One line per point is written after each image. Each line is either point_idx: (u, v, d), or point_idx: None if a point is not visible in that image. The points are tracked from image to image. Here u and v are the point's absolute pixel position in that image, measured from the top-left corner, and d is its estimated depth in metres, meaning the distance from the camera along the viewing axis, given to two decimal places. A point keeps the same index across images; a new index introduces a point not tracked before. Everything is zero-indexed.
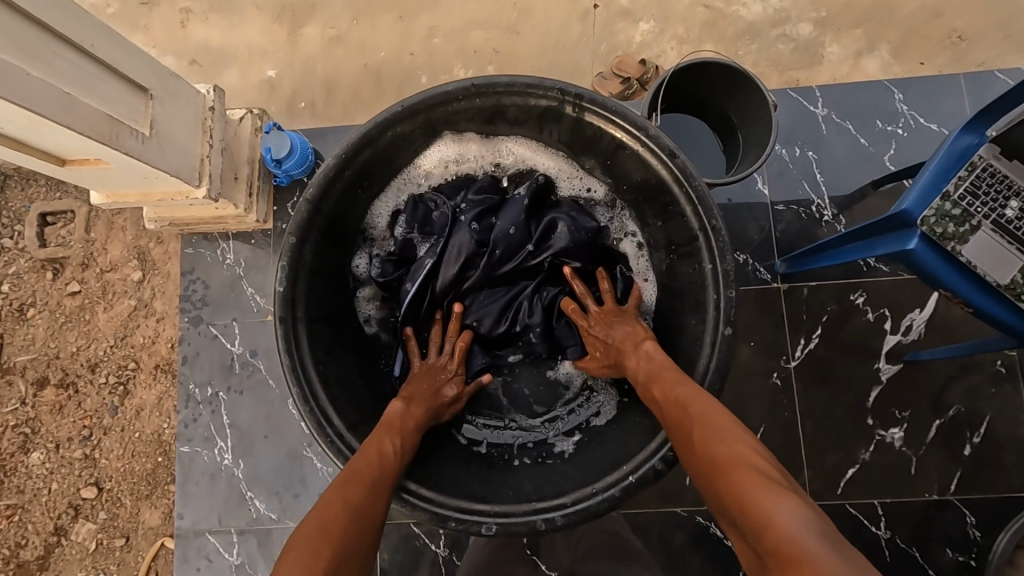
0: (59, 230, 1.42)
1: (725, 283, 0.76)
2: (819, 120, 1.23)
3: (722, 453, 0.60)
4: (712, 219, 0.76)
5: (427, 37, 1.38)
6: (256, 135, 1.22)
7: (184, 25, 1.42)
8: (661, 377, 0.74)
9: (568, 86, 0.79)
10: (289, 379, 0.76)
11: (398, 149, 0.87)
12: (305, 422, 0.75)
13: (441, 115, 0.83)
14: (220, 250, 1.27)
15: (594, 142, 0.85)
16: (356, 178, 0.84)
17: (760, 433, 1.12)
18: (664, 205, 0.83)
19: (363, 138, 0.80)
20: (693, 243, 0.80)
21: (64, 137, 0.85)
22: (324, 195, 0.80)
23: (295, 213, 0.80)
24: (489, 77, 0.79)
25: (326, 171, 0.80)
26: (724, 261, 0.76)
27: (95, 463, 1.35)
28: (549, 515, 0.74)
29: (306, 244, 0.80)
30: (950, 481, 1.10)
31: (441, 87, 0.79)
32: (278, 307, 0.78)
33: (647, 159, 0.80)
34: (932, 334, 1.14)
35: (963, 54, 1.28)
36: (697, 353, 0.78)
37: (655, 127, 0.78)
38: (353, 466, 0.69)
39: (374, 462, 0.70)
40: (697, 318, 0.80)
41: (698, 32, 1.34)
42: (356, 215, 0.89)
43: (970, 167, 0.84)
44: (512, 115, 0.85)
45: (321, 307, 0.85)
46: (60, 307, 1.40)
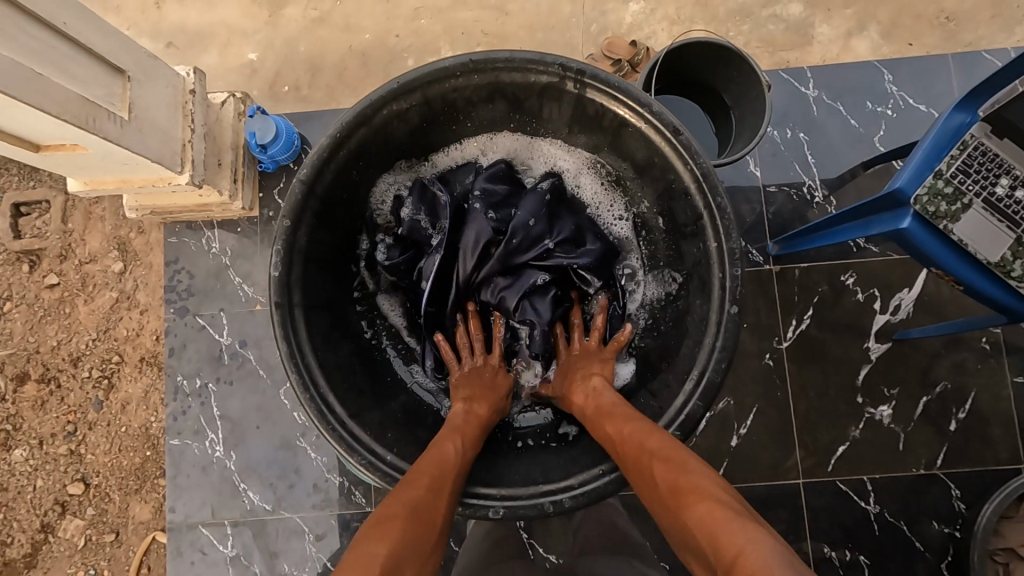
0: (34, 220, 1.37)
1: (730, 262, 0.75)
2: (810, 101, 1.23)
3: (681, 489, 0.61)
4: (716, 197, 0.75)
5: (414, 17, 1.34)
6: (240, 120, 1.18)
7: (160, 5, 1.36)
8: (618, 413, 0.75)
9: (569, 62, 0.77)
10: (288, 365, 0.75)
11: (397, 130, 0.84)
12: (305, 407, 0.74)
13: (439, 93, 0.80)
14: (205, 238, 1.24)
15: (595, 120, 0.84)
16: (352, 158, 0.82)
17: (754, 413, 1.14)
18: (668, 182, 0.82)
19: (357, 117, 0.78)
20: (697, 222, 0.79)
21: (38, 120, 0.81)
22: (318, 175, 0.78)
23: (289, 194, 0.77)
24: (486, 52, 0.77)
25: (320, 151, 0.78)
26: (729, 238, 0.75)
27: (81, 459, 1.32)
28: (556, 498, 0.75)
29: (301, 226, 0.78)
30: (936, 456, 1.13)
31: (438, 63, 0.77)
32: (274, 292, 0.76)
33: (650, 137, 0.79)
34: (921, 313, 1.15)
35: (952, 34, 1.28)
36: (701, 331, 0.79)
37: (659, 104, 0.77)
38: (425, 461, 0.71)
39: (441, 460, 0.71)
40: (702, 298, 0.80)
41: (689, 12, 1.33)
42: (354, 195, 0.87)
43: (962, 146, 0.85)
44: (512, 93, 0.83)
45: (317, 292, 0.83)
46: (38, 300, 1.35)
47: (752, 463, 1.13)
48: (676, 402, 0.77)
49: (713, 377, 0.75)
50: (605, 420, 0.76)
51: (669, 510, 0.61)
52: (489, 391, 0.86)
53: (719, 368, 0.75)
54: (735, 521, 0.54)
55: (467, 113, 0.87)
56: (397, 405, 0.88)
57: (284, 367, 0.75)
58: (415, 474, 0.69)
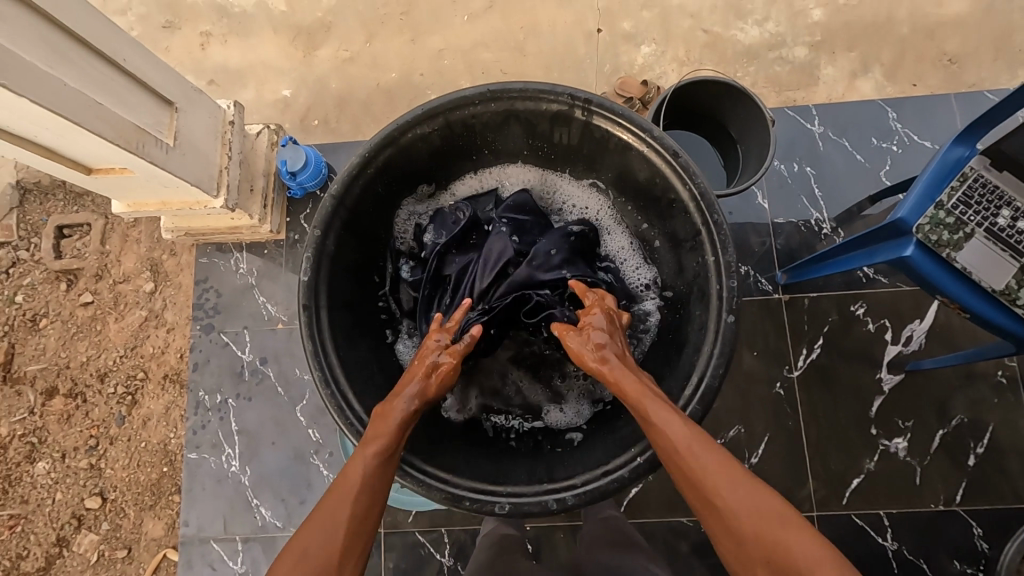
0: (75, 242, 1.45)
1: (727, 272, 0.78)
2: (816, 137, 1.28)
3: (768, 514, 0.62)
4: (713, 214, 0.78)
5: (437, 57, 1.44)
6: (273, 150, 1.26)
7: (204, 47, 1.48)
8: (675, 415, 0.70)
9: (577, 91, 0.82)
10: (312, 361, 0.78)
11: (420, 151, 0.90)
12: (325, 402, 0.77)
13: (459, 118, 0.86)
14: (233, 260, 1.31)
15: (601, 144, 0.89)
16: (378, 176, 0.87)
17: (765, 442, 1.13)
18: (669, 202, 0.85)
19: (384, 138, 0.83)
20: (696, 237, 0.82)
21: (95, 145, 0.89)
22: (347, 190, 0.83)
23: (321, 205, 0.83)
24: (502, 83, 0.83)
25: (349, 168, 0.83)
26: (725, 252, 0.78)
27: (100, 473, 1.36)
28: (560, 495, 0.76)
29: (330, 235, 0.83)
30: (955, 492, 1.10)
31: (458, 92, 0.83)
32: (302, 294, 0.80)
33: (652, 159, 0.83)
34: (933, 344, 1.15)
35: (954, 75, 1.33)
36: (701, 338, 0.80)
37: (660, 130, 0.81)
38: (326, 508, 0.67)
39: (343, 503, 0.67)
40: (702, 308, 0.82)
41: (697, 54, 1.40)
42: (379, 211, 0.93)
43: (961, 178, 0.88)
44: (524, 121, 0.88)
45: (342, 298, 0.87)
46: (72, 317, 1.42)
47: None
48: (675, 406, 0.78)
49: (711, 382, 0.76)
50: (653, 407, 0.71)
51: (753, 528, 0.62)
52: (401, 391, 0.76)
53: (717, 374, 0.76)
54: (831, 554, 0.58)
55: (484, 138, 0.92)
56: None
57: (308, 364, 0.78)
58: (311, 526, 0.66)
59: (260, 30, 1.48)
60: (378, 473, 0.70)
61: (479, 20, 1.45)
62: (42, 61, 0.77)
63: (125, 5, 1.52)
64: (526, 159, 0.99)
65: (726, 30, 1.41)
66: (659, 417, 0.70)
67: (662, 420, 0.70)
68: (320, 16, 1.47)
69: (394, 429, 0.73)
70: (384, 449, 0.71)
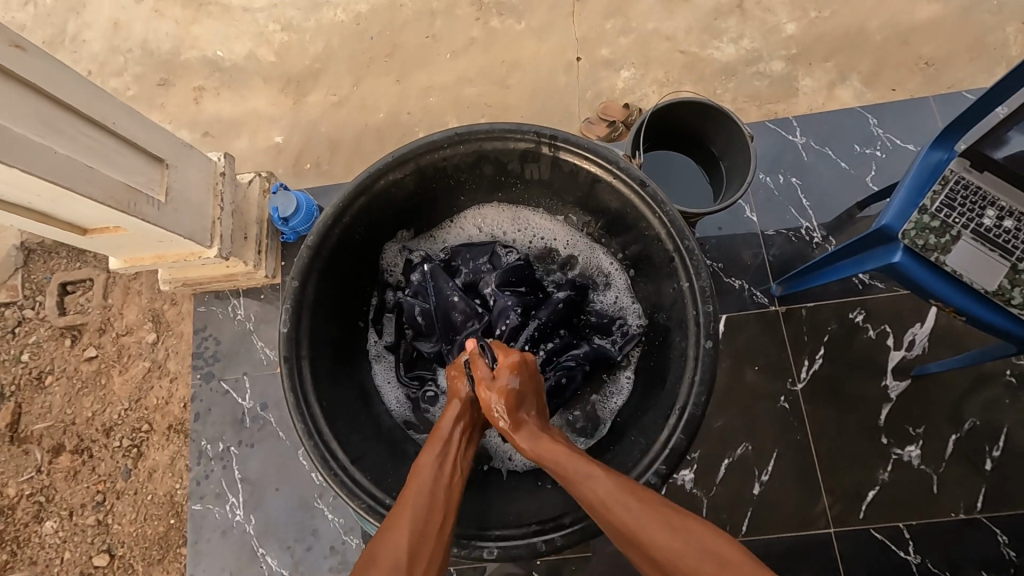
0: (78, 298, 1.47)
1: (704, 298, 0.77)
2: (799, 148, 1.28)
3: (703, 558, 0.61)
4: (684, 239, 0.79)
5: (423, 95, 1.47)
6: (265, 197, 1.28)
7: (198, 101, 1.53)
8: (602, 470, 0.70)
9: (543, 129, 0.83)
10: (295, 413, 0.78)
11: (396, 197, 0.90)
12: (308, 454, 0.76)
13: (430, 163, 0.87)
14: (231, 306, 1.32)
15: (572, 177, 0.89)
16: (354, 224, 0.88)
17: (774, 458, 1.11)
18: (642, 229, 0.85)
19: (357, 187, 0.84)
20: (671, 262, 0.82)
21: (87, 208, 0.91)
22: (324, 239, 0.84)
23: (298, 257, 0.83)
24: (469, 126, 0.84)
25: (325, 219, 0.84)
26: (700, 277, 0.77)
27: (108, 529, 1.35)
28: (548, 536, 0.74)
29: (309, 286, 0.83)
30: (976, 499, 1.07)
31: (426, 137, 0.84)
32: (282, 347, 0.80)
33: (621, 190, 0.83)
34: (936, 348, 1.14)
35: (932, 78, 1.35)
36: (683, 366, 0.79)
37: (627, 160, 0.82)
38: (401, 507, 0.68)
39: (415, 496, 0.68)
40: (682, 335, 0.82)
41: (676, 75, 1.43)
42: (358, 256, 0.93)
43: (942, 182, 0.88)
44: (496, 160, 0.89)
45: (323, 346, 0.87)
46: (77, 372, 1.43)
47: (777, 511, 1.09)
48: (661, 435, 0.77)
49: (694, 411, 0.75)
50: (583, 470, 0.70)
51: (695, 572, 0.61)
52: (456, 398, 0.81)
53: (700, 402, 0.75)
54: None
55: (457, 179, 0.93)
56: (396, 454, 0.91)
57: (290, 416, 0.78)
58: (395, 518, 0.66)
59: (250, 82, 1.52)
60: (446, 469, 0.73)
61: (462, 57, 1.49)
62: (33, 132, 0.80)
63: (122, 66, 1.58)
64: (498, 200, 1.01)
65: (703, 50, 1.43)
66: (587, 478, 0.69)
67: (585, 482, 0.69)
68: (308, 64, 1.52)
69: (447, 435, 0.76)
70: (445, 442, 0.75)
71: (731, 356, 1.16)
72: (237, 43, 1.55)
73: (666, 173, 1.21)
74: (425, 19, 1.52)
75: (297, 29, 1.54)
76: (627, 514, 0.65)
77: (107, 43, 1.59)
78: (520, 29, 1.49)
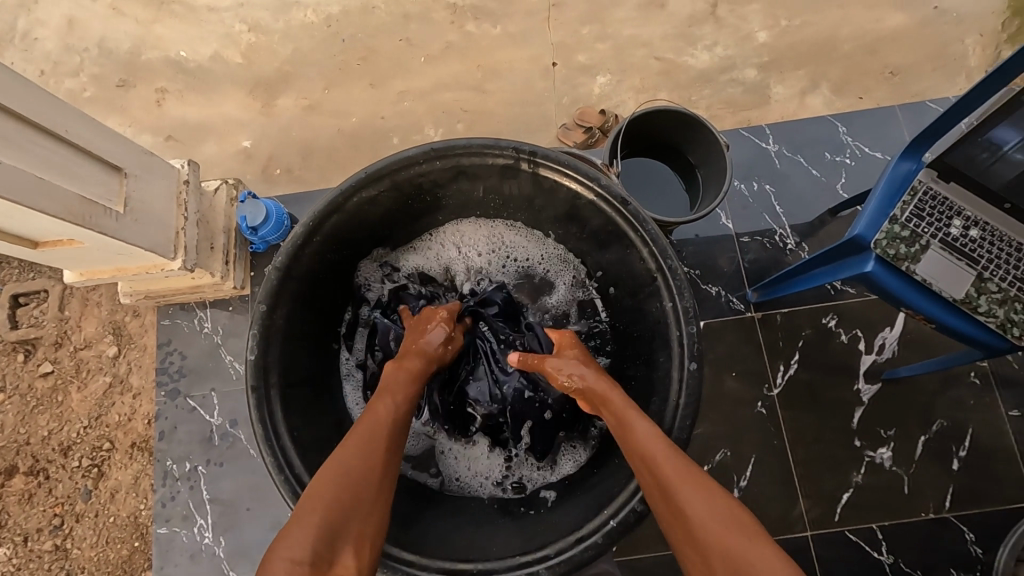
0: (32, 310, 1.39)
1: (686, 318, 0.77)
2: (773, 155, 1.30)
3: (733, 525, 0.60)
4: (666, 259, 0.78)
5: (398, 100, 1.44)
6: (233, 205, 1.23)
7: (161, 103, 1.47)
8: (654, 426, 0.71)
9: (522, 145, 0.82)
10: (265, 447, 0.75)
11: (370, 213, 0.88)
12: (280, 489, 0.73)
13: (405, 179, 0.84)
14: (197, 318, 1.26)
15: (552, 194, 0.88)
16: (326, 242, 0.85)
17: (753, 463, 1.12)
18: (623, 247, 0.85)
19: (330, 205, 0.81)
20: (653, 282, 0.81)
21: (39, 221, 0.86)
22: (295, 259, 0.81)
23: (267, 278, 0.79)
24: (447, 141, 0.82)
25: (295, 237, 0.80)
26: (682, 297, 0.77)
27: (66, 554, 1.28)
28: (533, 569, 0.73)
29: (278, 309, 0.80)
30: (945, 498, 1.10)
31: (402, 153, 0.81)
32: (250, 375, 0.76)
33: (603, 208, 0.83)
34: (906, 352, 1.17)
35: (898, 88, 1.39)
36: (666, 388, 0.79)
37: (608, 178, 0.81)
38: (356, 436, 0.70)
39: (368, 427, 0.71)
40: (665, 354, 0.81)
41: (652, 81, 1.43)
42: (329, 276, 0.90)
43: (912, 192, 0.89)
44: (474, 176, 0.87)
45: (294, 372, 0.84)
46: (31, 389, 1.36)
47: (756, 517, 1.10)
48: None
49: (680, 434, 0.74)
50: (637, 418, 0.72)
51: (716, 535, 0.59)
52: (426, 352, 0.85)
53: (684, 427, 0.74)
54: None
55: (435, 194, 0.91)
56: None
57: (259, 451, 0.75)
58: (347, 446, 0.68)
59: (216, 84, 1.47)
60: (399, 418, 0.74)
61: (437, 61, 1.46)
62: None
63: (78, 66, 1.50)
64: (476, 216, 1.00)
65: (678, 56, 1.44)
66: (637, 422, 0.71)
67: (639, 424, 0.71)
68: (278, 67, 1.47)
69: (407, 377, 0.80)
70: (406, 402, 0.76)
71: (709, 363, 1.17)
72: (202, 44, 1.49)
73: (644, 180, 1.22)
74: (399, 22, 1.49)
75: (266, 30, 1.50)
76: (670, 468, 0.65)
77: (62, 41, 1.51)
78: (496, 33, 1.47)
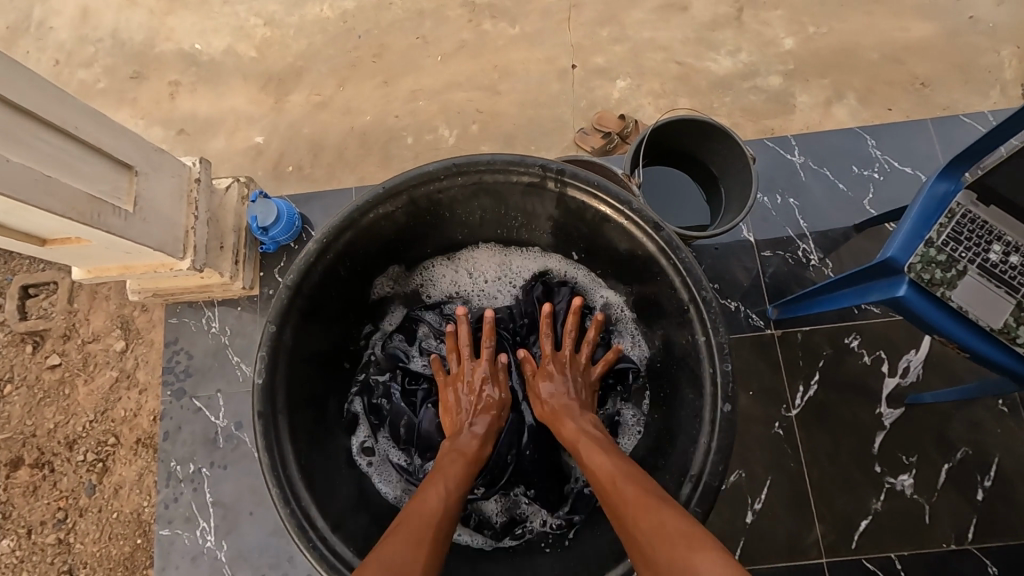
0: (40, 302, 1.38)
1: (721, 355, 0.75)
2: (797, 167, 1.26)
3: (681, 529, 0.61)
4: (701, 290, 0.76)
5: (411, 99, 1.41)
6: (243, 204, 1.21)
7: (173, 96, 1.45)
8: (613, 458, 0.74)
9: (549, 163, 0.80)
10: (270, 477, 0.73)
11: (386, 230, 0.86)
12: (285, 523, 0.72)
13: (423, 195, 0.83)
14: (204, 318, 1.25)
15: (578, 214, 0.85)
16: (339, 260, 0.83)
17: (768, 486, 1.09)
18: (652, 274, 0.83)
19: (344, 219, 0.80)
20: (683, 313, 0.79)
21: (46, 219, 0.84)
22: (306, 276, 0.80)
23: (276, 298, 0.79)
24: (468, 156, 0.80)
25: (307, 254, 0.79)
26: (717, 332, 0.75)
27: (69, 549, 1.27)
28: None
29: (287, 328, 0.79)
30: (967, 529, 1.07)
31: (421, 167, 0.80)
32: (258, 400, 0.75)
33: (632, 232, 0.81)
34: (930, 376, 1.13)
35: (927, 100, 1.34)
36: (697, 429, 0.77)
37: (639, 201, 0.79)
38: (401, 530, 0.67)
39: (417, 515, 0.69)
40: (696, 392, 0.80)
41: (672, 86, 1.40)
42: (340, 295, 0.88)
43: (949, 214, 0.86)
44: (495, 194, 0.85)
45: (299, 396, 0.83)
46: (38, 381, 1.35)
47: (770, 541, 1.06)
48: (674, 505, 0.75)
49: (711, 481, 0.72)
50: (598, 454, 0.76)
51: (662, 551, 0.60)
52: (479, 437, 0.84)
53: (716, 472, 0.73)
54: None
55: (452, 211, 0.89)
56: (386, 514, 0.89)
57: (264, 480, 0.73)
58: (394, 537, 0.65)
59: (229, 78, 1.45)
60: (449, 509, 0.72)
61: (452, 60, 1.43)
62: None
63: (92, 57, 1.48)
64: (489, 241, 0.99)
65: (699, 61, 1.40)
66: (598, 456, 0.76)
67: (597, 458, 0.76)
68: (291, 62, 1.45)
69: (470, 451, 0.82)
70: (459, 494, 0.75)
71: None
72: (216, 37, 1.47)
73: (665, 190, 1.19)
74: (415, 19, 1.46)
75: (280, 25, 1.47)
76: (624, 498, 0.68)
77: (76, 32, 1.50)
78: (513, 33, 1.44)
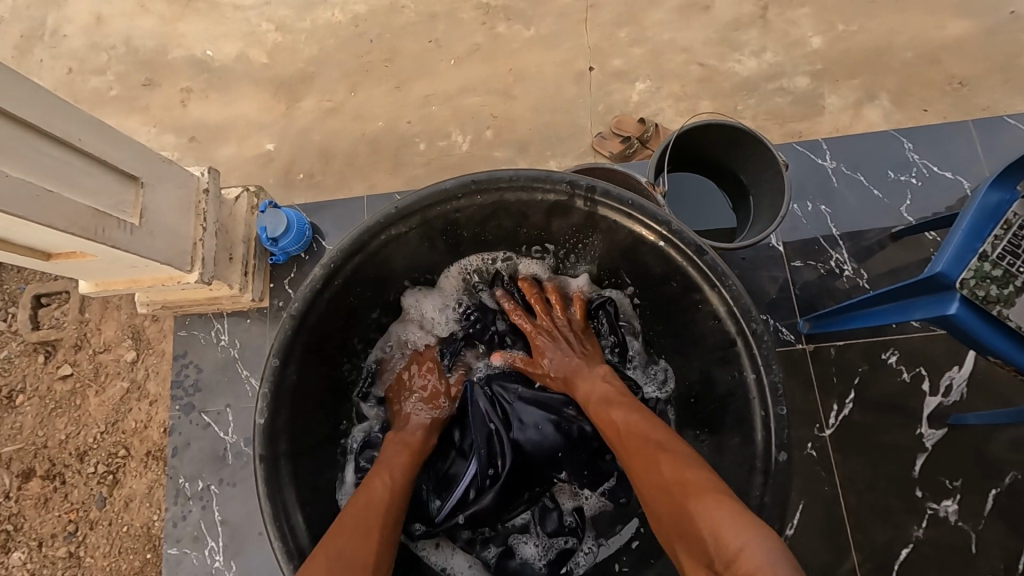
0: (52, 311, 1.37)
1: (775, 399, 0.72)
2: (829, 172, 1.19)
3: (681, 477, 0.64)
4: (750, 322, 0.73)
5: (424, 103, 1.37)
6: (253, 214, 1.18)
7: (184, 103, 1.43)
8: (617, 404, 0.77)
9: (578, 180, 0.77)
10: (272, 530, 0.71)
11: (395, 253, 0.84)
12: None
13: (438, 215, 0.80)
14: (214, 330, 1.22)
15: (610, 234, 0.83)
16: (347, 286, 0.81)
17: (800, 511, 1.03)
18: (692, 302, 0.80)
19: (355, 243, 0.78)
20: (729, 347, 0.76)
21: (49, 235, 0.82)
22: (312, 307, 0.77)
23: (279, 332, 0.76)
24: (488, 173, 0.77)
25: (313, 282, 0.77)
26: (770, 370, 0.72)
27: (79, 562, 1.25)
28: None
29: (290, 366, 0.77)
30: (1017, 562, 1.00)
31: (437, 187, 0.77)
32: (260, 441, 0.73)
33: (670, 255, 0.78)
34: (976, 397, 1.06)
35: (966, 100, 1.27)
36: (746, 478, 0.74)
37: (678, 222, 0.76)
38: (348, 517, 0.71)
39: (356, 506, 0.73)
40: (743, 437, 0.76)
41: (694, 88, 1.34)
42: (343, 327, 0.86)
43: (1005, 226, 0.80)
44: (517, 212, 0.82)
45: (302, 436, 0.80)
46: (50, 392, 1.33)
47: (802, 568, 1.00)
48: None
49: None
50: (614, 410, 0.77)
51: (661, 499, 0.65)
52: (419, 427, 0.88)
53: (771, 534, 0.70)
54: (745, 518, 0.57)
55: (472, 229, 0.86)
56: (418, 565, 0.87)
57: (268, 535, 0.71)
58: (340, 530, 0.69)
59: (239, 85, 1.42)
60: (395, 494, 0.76)
61: (465, 63, 1.39)
62: None
63: (104, 64, 1.47)
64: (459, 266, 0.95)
65: (723, 63, 1.35)
66: (610, 404, 0.78)
67: (605, 408, 0.79)
68: (302, 68, 1.42)
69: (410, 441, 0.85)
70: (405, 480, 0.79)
71: None
72: (227, 43, 1.45)
73: (692, 196, 1.14)
74: (427, 22, 1.42)
75: (291, 30, 1.44)
76: (629, 446, 0.72)
77: (88, 39, 1.48)
78: (528, 35, 1.39)
